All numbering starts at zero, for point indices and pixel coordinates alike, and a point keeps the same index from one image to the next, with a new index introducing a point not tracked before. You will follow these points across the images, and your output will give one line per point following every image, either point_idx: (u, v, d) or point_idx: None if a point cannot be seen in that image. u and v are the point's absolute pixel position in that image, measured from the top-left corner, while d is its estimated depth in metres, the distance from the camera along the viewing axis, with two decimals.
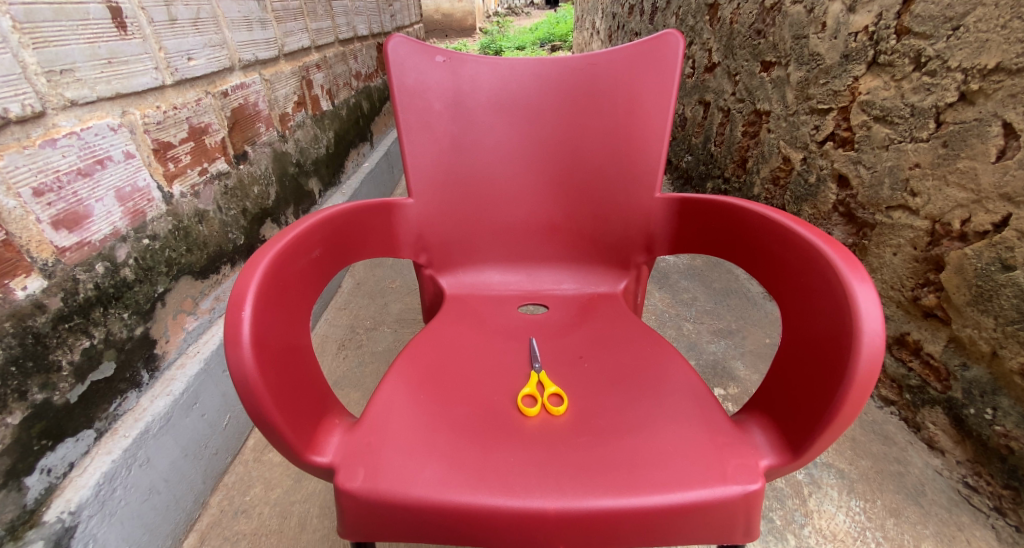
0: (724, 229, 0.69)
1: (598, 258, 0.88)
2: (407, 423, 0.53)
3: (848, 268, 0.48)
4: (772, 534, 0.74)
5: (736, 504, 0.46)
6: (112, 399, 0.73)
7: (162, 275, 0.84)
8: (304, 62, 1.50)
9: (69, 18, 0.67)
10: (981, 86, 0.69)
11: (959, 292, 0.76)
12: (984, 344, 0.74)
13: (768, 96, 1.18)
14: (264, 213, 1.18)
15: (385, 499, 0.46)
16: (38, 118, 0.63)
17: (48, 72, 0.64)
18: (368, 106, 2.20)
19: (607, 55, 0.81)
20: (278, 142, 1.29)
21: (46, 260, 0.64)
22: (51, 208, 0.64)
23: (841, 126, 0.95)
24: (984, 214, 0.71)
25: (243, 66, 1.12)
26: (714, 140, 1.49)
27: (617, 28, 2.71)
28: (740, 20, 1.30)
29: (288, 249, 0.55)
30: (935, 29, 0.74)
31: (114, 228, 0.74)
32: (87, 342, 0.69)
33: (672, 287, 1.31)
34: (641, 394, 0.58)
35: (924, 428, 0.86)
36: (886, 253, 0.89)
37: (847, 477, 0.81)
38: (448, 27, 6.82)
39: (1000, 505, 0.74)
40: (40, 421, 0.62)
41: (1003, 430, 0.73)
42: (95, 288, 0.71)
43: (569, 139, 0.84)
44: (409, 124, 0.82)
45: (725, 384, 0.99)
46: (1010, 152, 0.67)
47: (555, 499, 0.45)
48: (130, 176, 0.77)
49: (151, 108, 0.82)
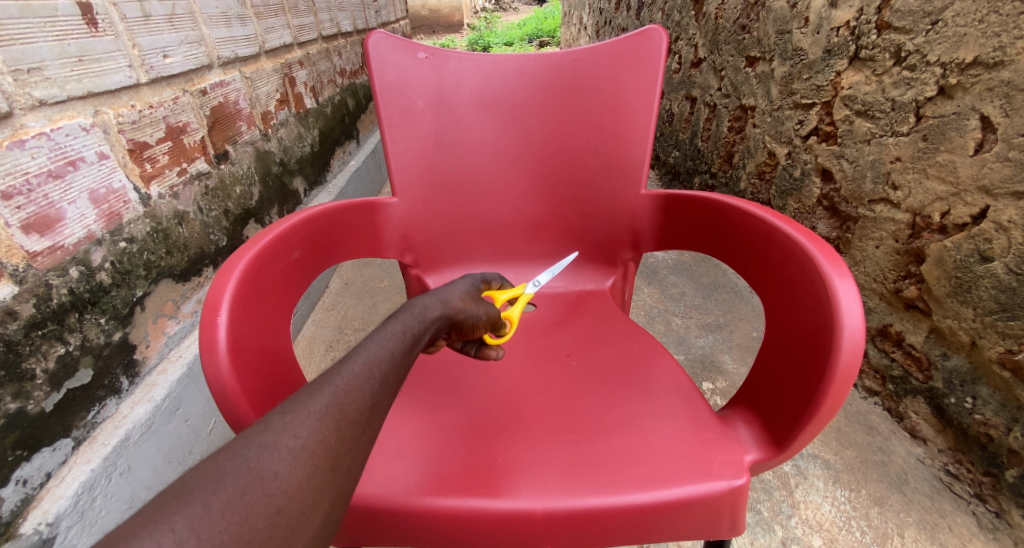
0: (710, 225, 0.69)
1: (585, 255, 0.88)
2: (391, 427, 0.53)
3: (829, 264, 0.48)
4: (760, 526, 0.75)
5: (722, 499, 0.46)
6: (90, 406, 0.71)
7: (140, 278, 0.82)
8: (285, 58, 1.47)
9: (36, 15, 0.65)
10: (959, 80, 0.70)
11: (939, 283, 0.77)
12: (963, 335, 0.75)
13: (753, 90, 1.19)
14: (247, 214, 1.17)
15: (366, 504, 0.45)
16: (5, 119, 0.61)
17: (14, 71, 0.62)
18: (354, 103, 2.17)
19: (591, 51, 0.81)
20: (261, 141, 1.27)
21: (16, 265, 0.62)
22: (21, 212, 0.62)
23: (824, 121, 0.95)
24: (963, 207, 0.72)
25: (222, 64, 1.10)
26: (700, 136, 1.50)
27: (604, 24, 2.70)
28: (725, 15, 1.30)
29: (265, 252, 0.54)
30: (914, 24, 0.75)
31: (88, 231, 0.72)
32: (62, 349, 0.68)
33: (661, 282, 1.32)
34: (628, 391, 0.58)
35: (907, 418, 0.87)
36: (869, 246, 0.90)
37: (832, 467, 0.82)
38: (435, 23, 6.77)
39: (981, 492, 0.75)
40: (13, 431, 0.60)
41: (983, 418, 0.74)
42: (70, 294, 0.69)
43: (554, 136, 0.84)
44: (392, 122, 0.81)
45: (713, 377, 1.00)
46: (988, 145, 0.68)
47: (542, 499, 0.45)
48: (105, 177, 0.75)
49: (126, 107, 0.80)
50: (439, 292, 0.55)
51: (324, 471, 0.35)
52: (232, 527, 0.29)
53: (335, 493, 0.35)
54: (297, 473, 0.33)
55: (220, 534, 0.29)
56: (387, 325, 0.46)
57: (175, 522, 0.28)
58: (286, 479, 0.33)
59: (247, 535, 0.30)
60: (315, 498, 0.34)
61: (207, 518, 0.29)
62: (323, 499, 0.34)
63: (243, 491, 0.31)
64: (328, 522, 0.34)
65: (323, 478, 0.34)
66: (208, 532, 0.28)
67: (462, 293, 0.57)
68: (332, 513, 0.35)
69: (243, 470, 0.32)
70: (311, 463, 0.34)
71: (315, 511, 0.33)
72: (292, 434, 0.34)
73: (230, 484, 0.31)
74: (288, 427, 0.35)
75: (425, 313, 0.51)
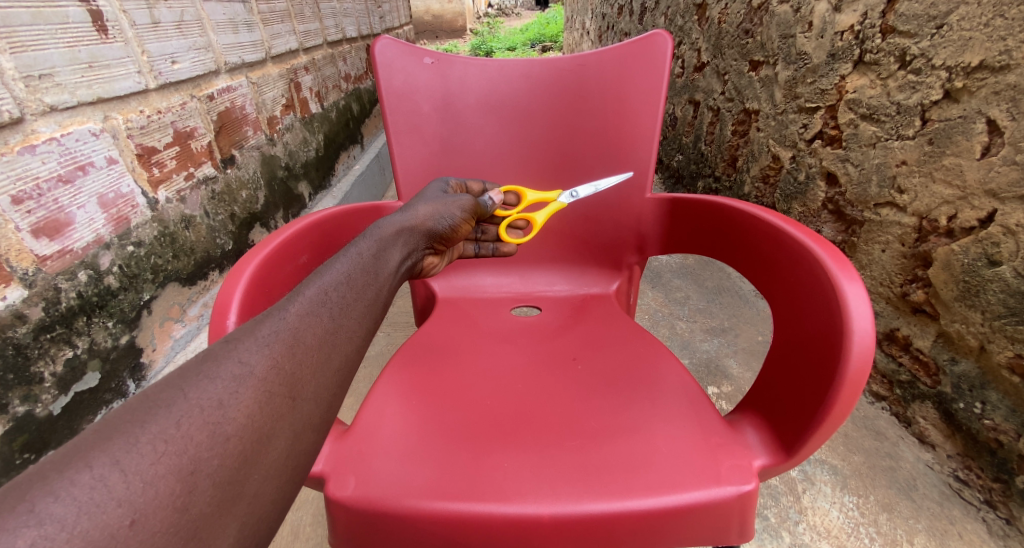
0: (715, 228, 0.69)
1: (590, 259, 0.88)
2: (397, 431, 0.53)
3: (838, 268, 0.48)
4: (767, 532, 0.75)
5: (731, 505, 0.45)
6: (97, 409, 0.72)
7: (148, 282, 0.82)
8: (291, 64, 1.48)
9: (48, 22, 0.66)
10: (965, 84, 0.70)
11: (947, 287, 0.77)
12: (972, 339, 0.75)
13: (756, 95, 1.19)
14: (253, 218, 1.17)
15: (373, 508, 0.45)
16: (16, 125, 0.62)
17: (26, 77, 0.63)
18: (359, 108, 2.18)
19: (596, 55, 0.81)
20: (266, 146, 1.28)
21: (26, 269, 0.62)
22: (31, 216, 0.63)
23: (828, 125, 0.95)
24: (970, 210, 0.72)
25: (229, 69, 1.11)
26: (704, 139, 1.50)
27: (606, 29, 2.72)
28: (728, 20, 1.30)
29: (274, 256, 0.56)
30: (919, 28, 0.74)
31: (97, 235, 0.72)
32: (71, 352, 0.68)
33: (665, 286, 1.32)
34: (635, 396, 0.58)
35: (915, 423, 0.86)
36: (875, 249, 0.90)
37: (840, 473, 0.82)
38: (438, 28, 6.82)
39: (991, 498, 0.75)
40: (21, 435, 0.62)
41: (993, 424, 0.74)
42: (78, 297, 0.70)
43: (559, 141, 0.85)
44: (398, 127, 0.82)
45: (719, 382, 0.99)
46: (995, 148, 0.68)
47: (550, 504, 0.45)
48: (113, 182, 0.76)
49: (134, 112, 0.81)
50: (383, 220, 0.57)
51: (278, 397, 0.35)
52: (168, 458, 0.28)
53: (297, 421, 0.35)
54: (244, 400, 0.33)
55: (154, 468, 0.28)
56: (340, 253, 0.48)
57: (93, 459, 0.27)
58: (232, 407, 0.32)
59: (193, 464, 0.29)
60: (270, 425, 0.33)
61: (136, 453, 0.28)
62: (281, 427, 0.34)
63: (179, 422, 0.30)
64: (293, 456, 0.34)
65: (279, 405, 0.35)
66: (138, 466, 0.27)
67: (409, 211, 0.59)
68: (296, 445, 0.35)
69: (178, 401, 0.31)
70: (260, 389, 0.34)
71: (273, 442, 0.33)
72: (235, 361, 0.34)
73: (164, 416, 0.30)
74: (232, 354, 0.35)
75: (376, 235, 0.53)
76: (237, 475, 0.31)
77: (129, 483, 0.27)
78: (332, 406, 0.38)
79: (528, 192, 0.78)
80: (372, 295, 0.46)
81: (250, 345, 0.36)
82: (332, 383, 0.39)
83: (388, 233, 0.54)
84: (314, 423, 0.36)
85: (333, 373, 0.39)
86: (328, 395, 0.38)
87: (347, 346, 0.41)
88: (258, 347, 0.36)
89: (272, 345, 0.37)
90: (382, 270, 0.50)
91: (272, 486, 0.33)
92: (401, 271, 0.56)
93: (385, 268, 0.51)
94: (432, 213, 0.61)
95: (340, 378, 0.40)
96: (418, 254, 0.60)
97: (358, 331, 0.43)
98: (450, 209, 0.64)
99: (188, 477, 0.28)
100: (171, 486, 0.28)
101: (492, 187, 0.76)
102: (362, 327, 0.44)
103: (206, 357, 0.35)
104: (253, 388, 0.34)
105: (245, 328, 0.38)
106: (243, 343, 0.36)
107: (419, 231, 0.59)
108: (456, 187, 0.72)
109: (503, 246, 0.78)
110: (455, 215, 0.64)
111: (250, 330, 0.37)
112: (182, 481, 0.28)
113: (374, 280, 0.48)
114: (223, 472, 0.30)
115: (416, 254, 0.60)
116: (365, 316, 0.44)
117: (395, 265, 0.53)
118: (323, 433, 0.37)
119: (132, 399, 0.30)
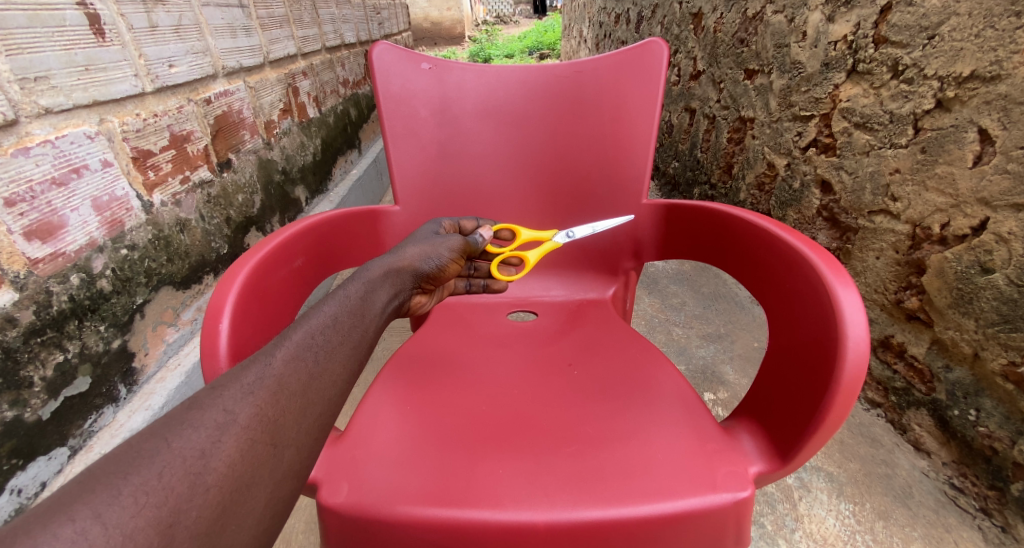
0: (710, 235, 0.69)
1: (585, 265, 0.89)
2: (391, 436, 0.53)
3: (833, 274, 0.48)
4: (763, 540, 0.75)
5: (725, 513, 0.45)
6: (86, 415, 0.71)
7: (140, 286, 0.82)
8: (289, 68, 1.48)
9: (44, 25, 0.66)
10: (956, 93, 0.71)
11: (941, 294, 0.77)
12: (965, 346, 0.75)
13: (751, 103, 1.19)
14: (248, 222, 1.16)
15: (366, 515, 0.45)
16: (10, 127, 0.61)
17: (22, 79, 0.63)
18: (355, 112, 2.18)
19: (593, 63, 0.81)
20: (263, 149, 1.27)
21: (17, 272, 0.62)
22: (24, 218, 0.63)
23: (823, 133, 0.96)
24: (963, 219, 0.73)
25: (227, 73, 1.11)
26: (700, 147, 1.50)
27: (604, 36, 2.72)
28: (724, 30, 1.31)
29: (268, 260, 0.56)
30: (911, 38, 0.75)
31: (90, 237, 0.72)
32: (61, 357, 0.68)
33: (661, 292, 1.32)
34: (630, 403, 0.58)
35: (910, 430, 0.87)
36: (869, 257, 0.90)
37: (836, 480, 0.82)
38: (437, 35, 6.85)
39: (986, 506, 0.75)
40: (10, 439, 0.61)
41: (987, 431, 0.74)
42: (70, 301, 0.69)
43: (557, 148, 0.85)
44: (395, 132, 0.82)
45: (715, 388, 1.00)
46: (987, 157, 0.69)
47: (545, 512, 0.44)
48: (108, 185, 0.76)
49: (131, 116, 0.80)
50: (371, 261, 0.58)
51: (260, 444, 0.34)
52: (148, 510, 0.28)
53: (279, 468, 0.35)
54: (225, 448, 0.33)
55: (134, 520, 0.27)
56: (328, 296, 0.49)
57: (75, 512, 0.27)
58: (214, 456, 0.32)
59: (172, 515, 0.29)
60: (251, 474, 0.33)
61: (117, 505, 0.27)
62: (261, 476, 0.34)
63: (160, 473, 0.30)
64: (272, 504, 0.34)
65: (260, 452, 0.34)
66: (119, 519, 0.27)
67: (396, 253, 0.60)
68: (277, 491, 0.35)
69: (161, 451, 0.31)
70: (243, 437, 0.34)
71: (254, 491, 0.33)
72: (220, 409, 0.34)
73: (146, 468, 0.30)
74: (217, 403, 0.35)
75: (364, 277, 0.53)
76: (214, 526, 0.30)
77: (109, 537, 0.26)
78: (314, 450, 0.38)
79: (523, 231, 0.78)
80: (359, 337, 0.46)
81: (234, 392, 0.36)
82: (314, 426, 0.39)
83: (375, 275, 0.54)
84: (295, 470, 0.36)
85: (315, 416, 0.39)
86: (310, 438, 0.38)
87: (329, 389, 0.41)
88: (243, 395, 0.36)
89: (256, 392, 0.36)
90: (370, 310, 0.50)
91: (250, 535, 0.32)
92: (390, 309, 0.55)
93: (372, 308, 0.50)
94: (420, 252, 0.61)
95: (324, 420, 0.40)
96: (410, 288, 0.60)
97: (342, 373, 0.42)
98: (438, 250, 0.63)
99: (166, 529, 0.28)
100: (150, 539, 0.27)
101: (486, 224, 0.76)
102: (347, 370, 0.43)
103: (192, 405, 0.34)
104: (236, 436, 0.34)
105: (230, 374, 0.38)
106: (228, 390, 0.36)
107: (406, 266, 0.59)
108: (449, 228, 0.72)
109: (494, 283, 0.77)
110: (443, 253, 0.63)
111: (235, 375, 0.37)
112: (160, 534, 0.28)
113: (361, 321, 0.48)
114: (201, 523, 0.30)
115: (407, 291, 0.60)
116: (350, 356, 0.44)
117: (383, 300, 0.53)
118: (305, 472, 0.37)
119: (114, 449, 0.30)
